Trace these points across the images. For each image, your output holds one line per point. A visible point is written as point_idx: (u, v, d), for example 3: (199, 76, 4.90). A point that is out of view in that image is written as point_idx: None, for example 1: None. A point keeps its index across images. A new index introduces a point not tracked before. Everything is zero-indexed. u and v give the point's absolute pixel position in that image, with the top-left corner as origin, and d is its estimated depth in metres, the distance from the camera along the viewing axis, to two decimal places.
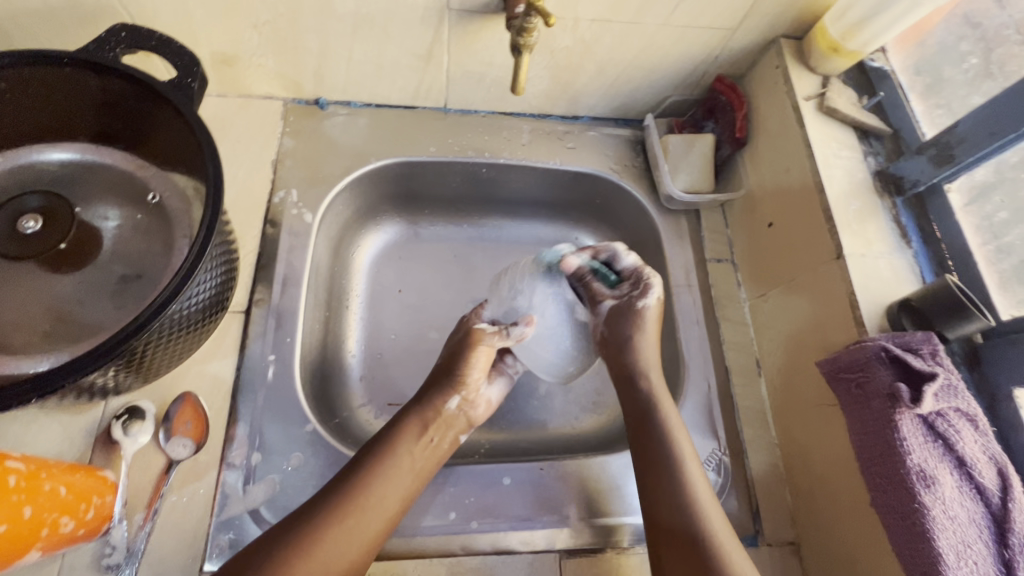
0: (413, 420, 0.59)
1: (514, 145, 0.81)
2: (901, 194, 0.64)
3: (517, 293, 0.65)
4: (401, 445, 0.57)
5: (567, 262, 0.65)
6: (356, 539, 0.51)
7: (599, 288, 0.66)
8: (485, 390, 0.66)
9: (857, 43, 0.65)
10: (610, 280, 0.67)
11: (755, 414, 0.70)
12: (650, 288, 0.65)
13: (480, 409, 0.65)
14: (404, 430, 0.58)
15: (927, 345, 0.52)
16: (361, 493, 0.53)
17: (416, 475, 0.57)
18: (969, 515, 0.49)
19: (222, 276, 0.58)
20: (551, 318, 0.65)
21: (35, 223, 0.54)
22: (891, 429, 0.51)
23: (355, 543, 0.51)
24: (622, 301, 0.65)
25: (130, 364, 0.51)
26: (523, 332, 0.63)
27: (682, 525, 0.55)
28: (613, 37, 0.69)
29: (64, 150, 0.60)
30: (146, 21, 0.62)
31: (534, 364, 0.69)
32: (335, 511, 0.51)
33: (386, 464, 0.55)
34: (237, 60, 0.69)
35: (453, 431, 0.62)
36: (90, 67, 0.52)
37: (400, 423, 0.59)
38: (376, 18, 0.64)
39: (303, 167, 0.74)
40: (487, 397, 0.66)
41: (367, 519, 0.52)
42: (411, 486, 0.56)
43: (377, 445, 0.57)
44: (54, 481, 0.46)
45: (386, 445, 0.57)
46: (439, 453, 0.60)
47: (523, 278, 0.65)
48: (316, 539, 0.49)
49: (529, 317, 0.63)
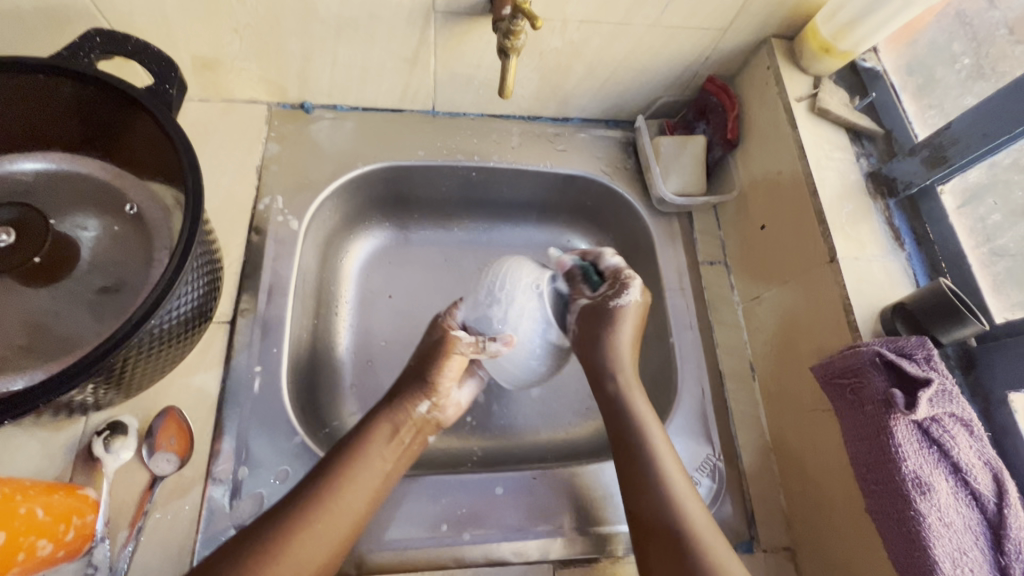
0: (382, 426, 0.57)
1: (504, 147, 0.80)
2: (894, 195, 0.63)
3: (494, 301, 0.65)
4: (375, 452, 0.56)
5: (561, 261, 0.70)
6: (326, 538, 0.50)
7: (582, 289, 0.68)
8: (455, 393, 0.65)
9: (848, 43, 0.64)
10: (593, 281, 0.69)
11: (749, 419, 0.69)
12: (628, 288, 0.65)
13: (449, 411, 0.64)
14: (379, 436, 0.57)
15: (922, 350, 0.51)
16: (328, 495, 0.51)
17: (388, 481, 0.56)
18: (965, 522, 0.48)
19: (205, 287, 0.56)
20: (526, 336, 0.66)
21: (5, 236, 0.50)
22: (886, 435, 0.50)
23: (324, 544, 0.49)
24: (599, 301, 0.65)
25: (110, 380, 0.50)
26: (499, 349, 0.63)
27: (660, 518, 0.54)
28: (603, 38, 0.68)
29: (38, 160, 0.58)
30: (123, 25, 0.60)
31: (497, 373, 0.70)
32: (303, 512, 0.50)
33: (359, 471, 0.54)
34: (219, 65, 0.67)
35: (423, 436, 0.61)
36: (62, 74, 0.50)
37: (368, 424, 0.58)
38: (361, 20, 0.63)
39: (289, 173, 0.73)
40: (456, 400, 0.65)
41: (332, 519, 0.51)
42: (378, 488, 0.55)
43: (346, 446, 0.56)
44: (30, 504, 0.45)
45: (358, 447, 0.55)
46: (410, 456, 0.59)
47: (501, 290, 0.65)
48: (284, 541, 0.48)
49: (507, 336, 0.64)
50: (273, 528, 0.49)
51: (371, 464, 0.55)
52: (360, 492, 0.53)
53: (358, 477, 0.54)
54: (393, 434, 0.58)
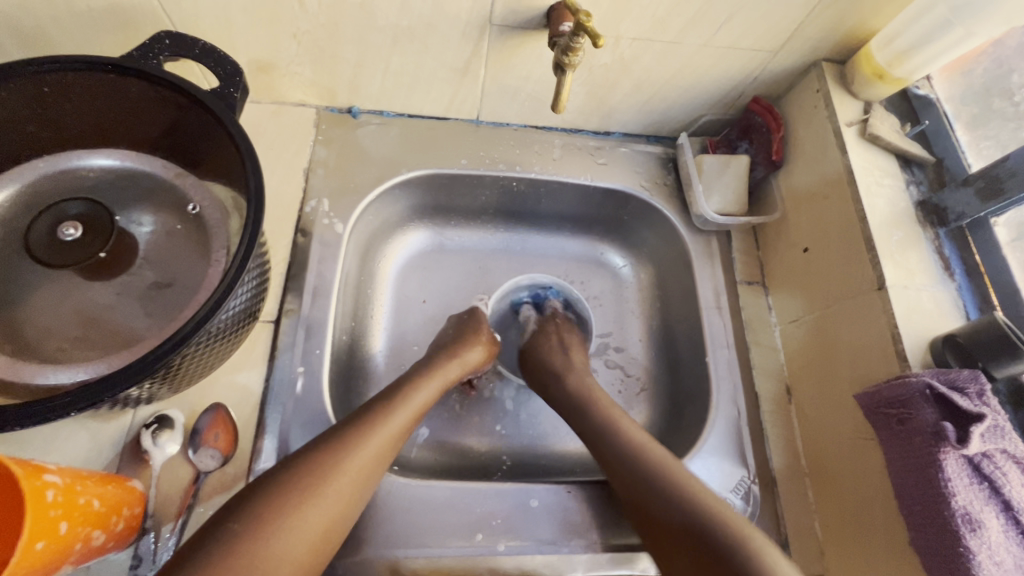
0: (427, 387, 0.63)
1: (545, 159, 0.80)
2: (944, 225, 0.63)
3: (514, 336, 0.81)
4: (408, 399, 0.60)
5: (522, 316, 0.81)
6: (363, 462, 0.53)
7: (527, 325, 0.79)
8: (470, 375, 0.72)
9: (903, 70, 0.64)
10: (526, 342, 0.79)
11: (785, 444, 0.69)
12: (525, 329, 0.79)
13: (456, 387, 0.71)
14: (413, 386, 0.62)
15: (974, 384, 0.51)
16: (356, 441, 0.53)
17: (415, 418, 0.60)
18: (1015, 561, 0.48)
19: (256, 287, 0.57)
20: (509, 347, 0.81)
21: (75, 231, 0.52)
22: (935, 469, 0.50)
23: (348, 485, 0.51)
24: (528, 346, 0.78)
25: (164, 375, 0.51)
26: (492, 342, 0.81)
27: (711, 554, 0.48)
28: (653, 55, 0.68)
29: (103, 157, 0.59)
30: (186, 27, 0.61)
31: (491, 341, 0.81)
32: (346, 438, 0.53)
33: (395, 411, 0.58)
34: (273, 68, 0.69)
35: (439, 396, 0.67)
36: (132, 75, 0.51)
37: (404, 383, 0.62)
38: (416, 30, 0.64)
39: (335, 177, 0.74)
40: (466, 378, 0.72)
41: (360, 459, 0.53)
42: (406, 422, 0.59)
43: (385, 396, 0.59)
44: (87, 495, 0.45)
45: (388, 401, 0.59)
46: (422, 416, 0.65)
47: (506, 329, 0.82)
48: (316, 486, 0.49)
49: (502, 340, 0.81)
50: (301, 471, 0.50)
51: (398, 411, 0.58)
52: (401, 419, 0.58)
53: (388, 419, 0.57)
54: (425, 390, 0.63)
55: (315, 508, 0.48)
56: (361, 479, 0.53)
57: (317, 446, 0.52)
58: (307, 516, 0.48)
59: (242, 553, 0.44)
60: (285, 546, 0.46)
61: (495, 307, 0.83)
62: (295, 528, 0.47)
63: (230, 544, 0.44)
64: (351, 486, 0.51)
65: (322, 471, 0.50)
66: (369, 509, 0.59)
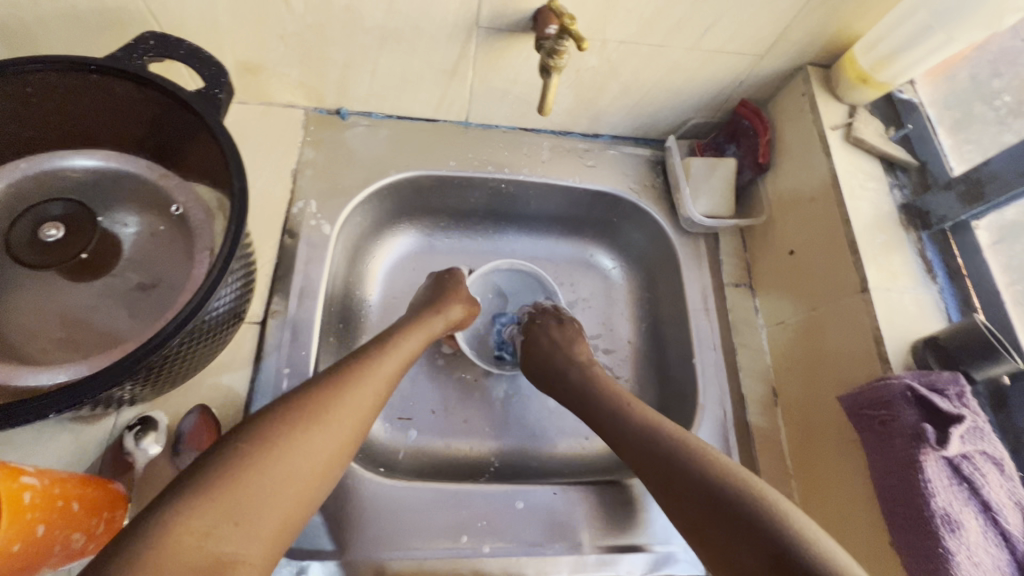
0: (417, 332, 0.63)
1: (534, 160, 0.80)
2: (927, 228, 0.64)
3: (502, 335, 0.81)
4: (402, 343, 0.60)
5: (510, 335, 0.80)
6: (364, 402, 0.52)
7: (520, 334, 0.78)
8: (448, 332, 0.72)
9: (886, 75, 0.65)
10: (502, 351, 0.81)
11: (770, 445, 0.69)
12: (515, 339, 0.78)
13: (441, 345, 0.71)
14: (402, 333, 0.62)
15: (954, 386, 0.51)
16: (356, 378, 0.53)
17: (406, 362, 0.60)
18: (995, 562, 0.48)
19: (241, 287, 0.57)
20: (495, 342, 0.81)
21: (57, 231, 0.53)
22: (915, 470, 0.50)
23: (351, 416, 0.50)
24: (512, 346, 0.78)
25: (147, 378, 0.51)
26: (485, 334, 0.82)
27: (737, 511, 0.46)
28: (640, 58, 0.68)
29: (88, 157, 0.59)
30: (172, 28, 0.61)
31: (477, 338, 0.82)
32: (343, 376, 0.52)
33: (388, 354, 0.57)
34: (261, 69, 0.69)
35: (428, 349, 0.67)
36: (115, 75, 0.51)
37: (397, 330, 0.62)
38: (404, 31, 0.64)
39: (323, 178, 0.74)
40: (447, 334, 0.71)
41: (361, 396, 0.52)
42: (399, 366, 0.58)
43: (377, 341, 0.59)
44: (67, 497, 0.45)
45: (382, 345, 0.59)
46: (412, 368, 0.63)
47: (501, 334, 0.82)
48: (319, 415, 0.48)
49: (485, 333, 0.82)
50: (304, 402, 0.49)
51: (392, 354, 0.58)
52: (395, 362, 0.58)
53: (384, 360, 0.57)
54: (415, 336, 0.62)
55: (316, 440, 0.47)
56: (361, 418, 0.51)
57: (314, 383, 0.51)
58: (309, 448, 0.47)
59: (239, 480, 0.42)
60: (291, 472, 0.45)
61: (477, 285, 0.82)
62: (296, 456, 0.46)
63: (233, 465, 0.43)
64: (352, 423, 0.50)
65: (322, 405, 0.49)
66: (353, 511, 0.59)
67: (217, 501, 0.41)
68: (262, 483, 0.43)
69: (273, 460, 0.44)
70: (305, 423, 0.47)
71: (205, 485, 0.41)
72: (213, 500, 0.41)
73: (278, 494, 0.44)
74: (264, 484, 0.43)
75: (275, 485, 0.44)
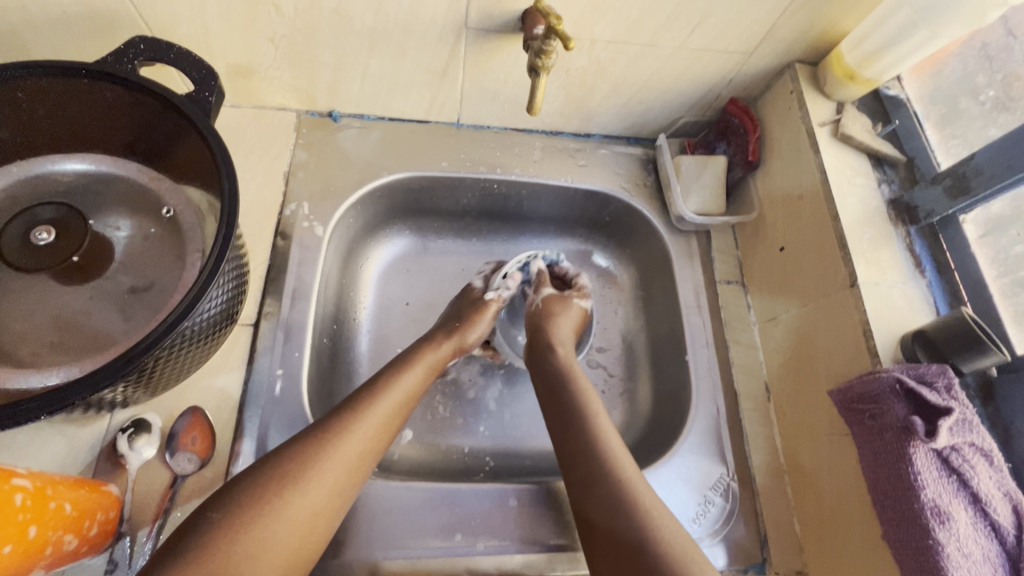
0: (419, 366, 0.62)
1: (525, 161, 0.81)
2: (915, 223, 0.64)
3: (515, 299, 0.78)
4: (400, 380, 0.59)
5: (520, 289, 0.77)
6: (353, 454, 0.52)
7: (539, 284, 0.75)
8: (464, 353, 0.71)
9: (873, 71, 0.65)
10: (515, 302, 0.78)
11: (763, 440, 0.70)
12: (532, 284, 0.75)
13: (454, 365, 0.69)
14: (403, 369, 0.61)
15: (942, 378, 0.52)
16: (349, 423, 0.53)
17: (408, 402, 0.59)
18: (984, 553, 0.48)
19: (233, 290, 0.57)
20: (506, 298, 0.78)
21: (48, 235, 0.53)
22: (905, 463, 0.50)
23: (339, 470, 0.50)
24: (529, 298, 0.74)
25: (139, 380, 0.51)
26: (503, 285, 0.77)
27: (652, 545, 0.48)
28: (629, 58, 0.69)
29: (78, 162, 0.59)
30: (163, 32, 0.62)
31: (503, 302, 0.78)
32: (336, 426, 0.52)
33: (384, 396, 0.57)
34: (252, 72, 0.69)
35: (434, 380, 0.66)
36: (106, 79, 0.52)
37: (395, 367, 0.61)
38: (393, 33, 0.64)
39: (315, 180, 0.74)
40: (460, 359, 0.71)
41: (353, 448, 0.52)
42: (398, 410, 0.57)
43: (375, 381, 0.58)
44: (59, 499, 0.45)
45: (381, 383, 0.58)
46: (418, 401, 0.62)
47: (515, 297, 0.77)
48: (304, 473, 0.49)
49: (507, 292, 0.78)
50: (297, 452, 0.50)
51: (391, 392, 0.57)
52: (392, 405, 0.57)
53: (381, 400, 0.56)
54: (416, 372, 0.61)
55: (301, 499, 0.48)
56: (350, 472, 0.51)
57: (308, 436, 0.51)
58: (293, 508, 0.47)
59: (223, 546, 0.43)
60: (279, 527, 0.46)
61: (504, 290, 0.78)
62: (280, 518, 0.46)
63: (226, 519, 0.45)
64: (340, 477, 0.50)
65: (310, 462, 0.49)
66: (347, 511, 0.59)
67: (207, 558, 0.42)
68: (251, 543, 0.44)
69: (264, 514, 0.46)
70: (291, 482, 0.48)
71: (197, 541, 0.43)
72: (204, 557, 0.42)
73: (268, 549, 0.45)
74: (252, 539, 0.44)
75: (257, 549, 0.44)
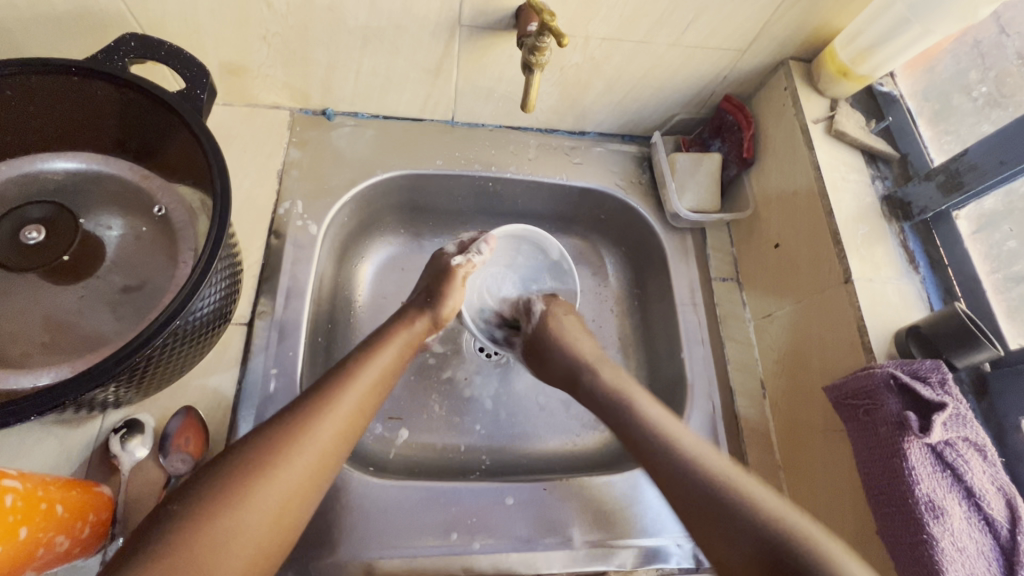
0: (393, 343, 0.61)
1: (521, 159, 0.81)
2: (908, 220, 0.64)
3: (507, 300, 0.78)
4: (373, 360, 0.58)
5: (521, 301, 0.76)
6: (327, 436, 0.51)
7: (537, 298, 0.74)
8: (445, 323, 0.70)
9: (866, 67, 0.65)
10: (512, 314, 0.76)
11: (758, 437, 0.70)
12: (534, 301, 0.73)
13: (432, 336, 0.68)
14: (375, 347, 0.59)
15: (936, 373, 0.52)
16: (320, 407, 0.51)
17: (382, 381, 0.58)
18: (978, 547, 0.48)
19: (226, 289, 0.57)
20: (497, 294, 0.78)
21: (37, 234, 0.53)
22: (899, 458, 0.50)
23: (315, 452, 0.49)
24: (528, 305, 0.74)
25: (131, 380, 0.51)
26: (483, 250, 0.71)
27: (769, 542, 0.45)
28: (623, 55, 0.69)
29: (69, 160, 0.59)
30: (154, 30, 0.61)
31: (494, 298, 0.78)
32: (308, 409, 0.51)
33: (357, 376, 0.56)
34: (245, 70, 0.69)
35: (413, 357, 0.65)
36: (96, 77, 0.51)
37: (367, 345, 0.60)
38: (387, 31, 0.64)
39: (309, 178, 0.74)
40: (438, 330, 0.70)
41: (327, 429, 0.51)
42: (371, 389, 0.56)
43: (346, 361, 0.57)
44: (50, 500, 0.45)
45: (355, 365, 0.57)
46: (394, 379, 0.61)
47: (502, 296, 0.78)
48: (275, 457, 0.47)
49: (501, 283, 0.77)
50: (271, 438, 0.48)
51: (365, 373, 0.56)
52: (366, 386, 0.56)
53: (353, 382, 0.55)
54: (389, 349, 0.60)
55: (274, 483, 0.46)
56: (325, 456, 0.50)
57: (279, 420, 0.50)
58: (266, 494, 0.46)
59: (193, 534, 0.42)
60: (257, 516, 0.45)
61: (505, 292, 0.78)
62: (253, 504, 0.45)
63: (200, 511, 0.43)
64: (313, 459, 0.49)
65: (283, 446, 0.48)
66: (342, 510, 0.59)
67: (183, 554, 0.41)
68: (223, 530, 0.43)
69: (242, 505, 0.44)
70: (261, 468, 0.46)
71: (171, 536, 0.42)
72: (178, 551, 0.41)
73: (248, 539, 0.44)
74: (222, 530, 0.43)
75: (230, 536, 0.43)
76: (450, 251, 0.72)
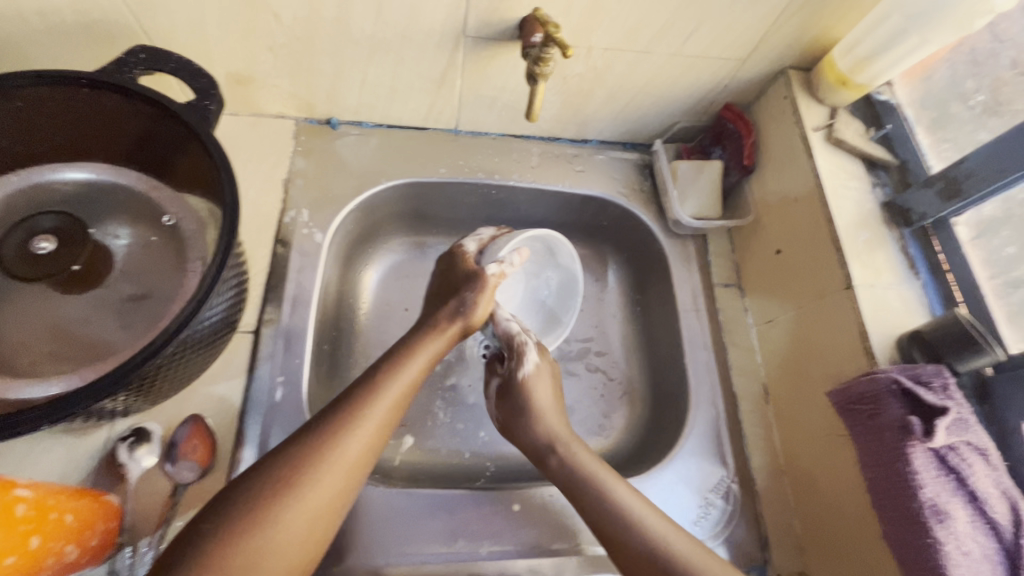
0: (422, 355, 0.60)
1: (523, 167, 0.82)
2: (909, 225, 0.65)
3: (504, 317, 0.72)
4: (401, 372, 0.57)
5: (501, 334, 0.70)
6: (354, 452, 0.50)
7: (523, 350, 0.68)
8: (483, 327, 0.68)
9: (865, 76, 0.66)
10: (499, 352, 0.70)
11: (762, 442, 0.70)
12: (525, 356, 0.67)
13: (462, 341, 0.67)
14: (403, 358, 0.59)
15: (939, 378, 0.52)
16: (347, 422, 0.51)
17: (409, 392, 0.58)
18: (983, 551, 0.49)
19: (234, 298, 0.58)
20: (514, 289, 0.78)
21: (47, 244, 0.53)
22: (903, 462, 0.51)
23: (344, 468, 0.49)
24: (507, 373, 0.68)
25: (140, 388, 0.51)
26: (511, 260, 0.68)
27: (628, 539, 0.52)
28: (624, 65, 0.70)
29: (79, 170, 0.60)
30: (162, 41, 0.62)
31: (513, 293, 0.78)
32: (336, 425, 0.51)
33: (384, 390, 0.55)
34: (251, 80, 0.69)
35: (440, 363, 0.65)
36: (106, 88, 0.52)
37: (394, 356, 0.59)
38: (392, 42, 0.65)
39: (314, 187, 0.74)
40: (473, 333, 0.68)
41: (354, 445, 0.51)
42: (398, 402, 0.56)
43: (371, 373, 0.57)
44: (59, 509, 0.45)
45: (379, 375, 0.57)
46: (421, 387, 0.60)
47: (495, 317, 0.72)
48: (305, 475, 0.47)
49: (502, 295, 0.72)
50: (291, 450, 0.49)
51: (390, 384, 0.56)
52: (393, 400, 0.55)
53: (381, 397, 0.54)
54: (417, 360, 0.60)
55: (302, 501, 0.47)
56: (352, 472, 0.50)
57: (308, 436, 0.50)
58: (295, 512, 0.46)
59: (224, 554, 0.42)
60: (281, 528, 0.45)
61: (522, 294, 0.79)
62: (283, 522, 0.45)
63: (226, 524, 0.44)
64: (341, 475, 0.49)
65: (311, 464, 0.48)
66: (349, 518, 0.59)
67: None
68: (255, 549, 0.43)
69: (271, 522, 0.45)
70: (290, 486, 0.46)
71: (201, 557, 0.42)
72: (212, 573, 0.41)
73: (279, 555, 0.44)
74: (254, 550, 0.43)
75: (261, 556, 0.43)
76: (469, 249, 0.71)
